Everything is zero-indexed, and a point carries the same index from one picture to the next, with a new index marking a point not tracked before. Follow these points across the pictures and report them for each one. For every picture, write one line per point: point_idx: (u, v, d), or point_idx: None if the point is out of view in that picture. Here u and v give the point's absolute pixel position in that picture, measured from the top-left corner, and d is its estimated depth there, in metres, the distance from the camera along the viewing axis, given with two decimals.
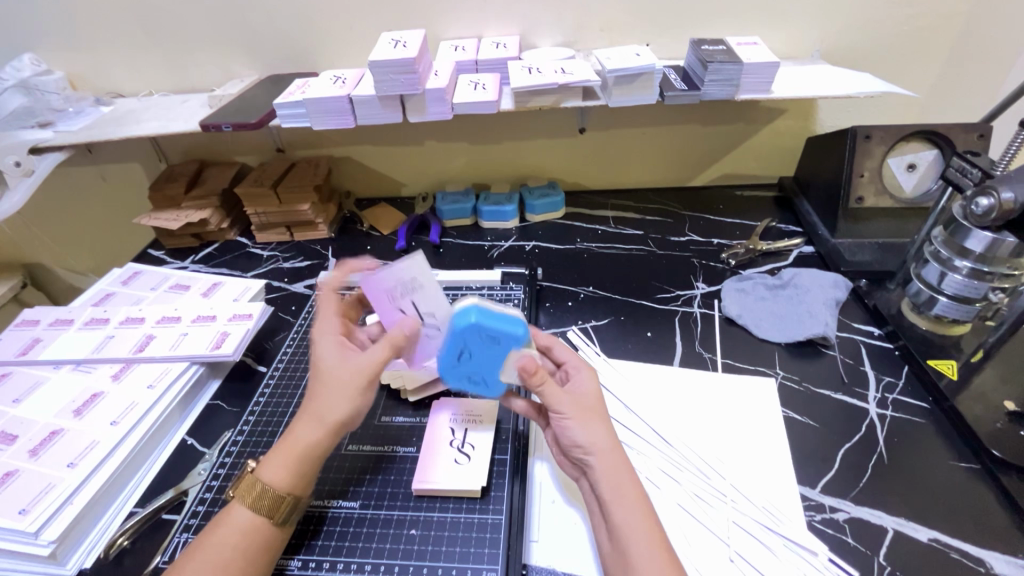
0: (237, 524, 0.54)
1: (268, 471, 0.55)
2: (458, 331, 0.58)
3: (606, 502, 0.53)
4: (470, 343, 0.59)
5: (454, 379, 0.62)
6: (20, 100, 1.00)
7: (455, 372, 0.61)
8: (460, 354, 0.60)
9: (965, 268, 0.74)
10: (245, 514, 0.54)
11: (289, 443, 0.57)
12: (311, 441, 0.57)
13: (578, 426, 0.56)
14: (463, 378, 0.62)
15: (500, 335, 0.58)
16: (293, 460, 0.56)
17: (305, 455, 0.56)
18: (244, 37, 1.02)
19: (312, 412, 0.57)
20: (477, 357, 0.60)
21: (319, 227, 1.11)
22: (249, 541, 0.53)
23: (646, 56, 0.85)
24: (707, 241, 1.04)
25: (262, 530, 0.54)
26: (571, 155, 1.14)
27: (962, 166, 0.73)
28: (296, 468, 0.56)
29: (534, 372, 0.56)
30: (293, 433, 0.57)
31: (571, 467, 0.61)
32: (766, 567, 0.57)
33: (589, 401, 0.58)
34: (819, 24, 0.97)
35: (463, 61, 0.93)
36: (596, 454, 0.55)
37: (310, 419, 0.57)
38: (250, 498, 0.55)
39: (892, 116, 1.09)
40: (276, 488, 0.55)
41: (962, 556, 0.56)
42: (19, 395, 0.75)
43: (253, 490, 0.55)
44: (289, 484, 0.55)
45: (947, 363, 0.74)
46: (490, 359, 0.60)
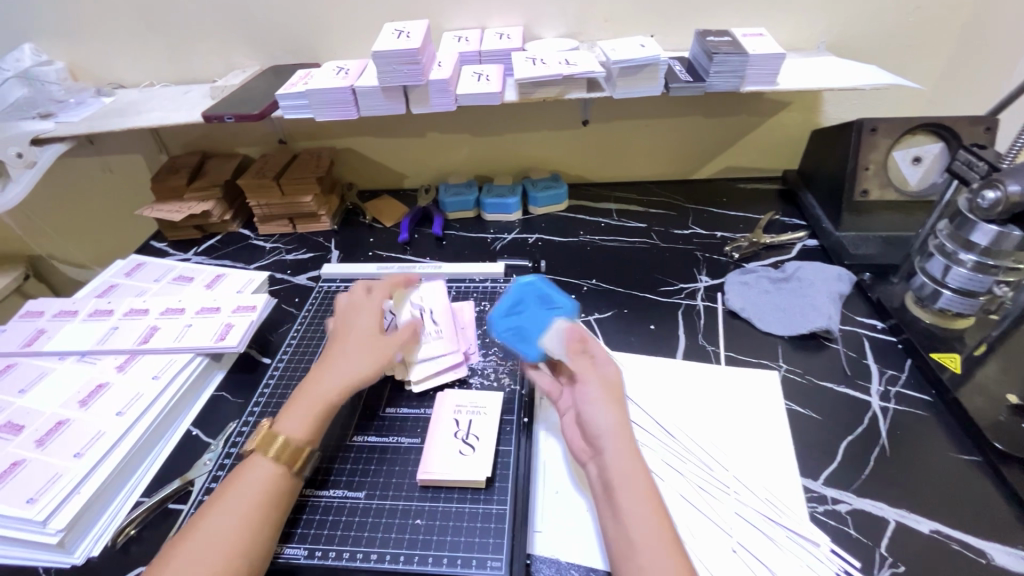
0: (253, 484, 0.55)
1: (289, 422, 0.59)
2: (522, 287, 0.69)
3: (613, 483, 0.53)
4: (528, 300, 0.68)
5: (498, 330, 0.68)
6: (21, 91, 0.99)
7: (503, 322, 0.67)
8: (513, 306, 0.68)
9: (970, 261, 0.74)
10: (263, 471, 0.56)
11: (311, 400, 0.62)
12: (332, 396, 0.62)
13: (598, 404, 0.58)
14: (507, 330, 0.67)
15: (556, 302, 0.68)
16: (314, 413, 0.61)
17: (325, 409, 0.62)
18: (246, 27, 1.01)
19: (333, 370, 0.64)
20: (529, 315, 0.67)
21: (322, 219, 1.10)
22: (264, 495, 0.55)
23: (651, 48, 0.84)
24: (710, 233, 1.04)
25: (281, 479, 0.56)
26: (575, 147, 1.14)
27: (968, 159, 0.73)
28: (315, 422, 0.60)
29: (576, 340, 0.63)
30: (315, 389, 0.63)
31: (581, 450, 0.61)
32: (768, 557, 0.57)
33: (616, 387, 0.60)
34: (825, 14, 0.96)
35: (466, 52, 0.92)
36: (609, 435, 0.56)
37: (330, 376, 0.64)
38: (272, 447, 0.57)
39: (897, 109, 1.08)
40: (298, 437, 0.59)
41: (963, 548, 0.57)
42: (24, 385, 0.75)
43: (275, 439, 0.58)
44: (308, 436, 0.59)
45: (950, 356, 0.74)
46: (538, 317, 0.66)
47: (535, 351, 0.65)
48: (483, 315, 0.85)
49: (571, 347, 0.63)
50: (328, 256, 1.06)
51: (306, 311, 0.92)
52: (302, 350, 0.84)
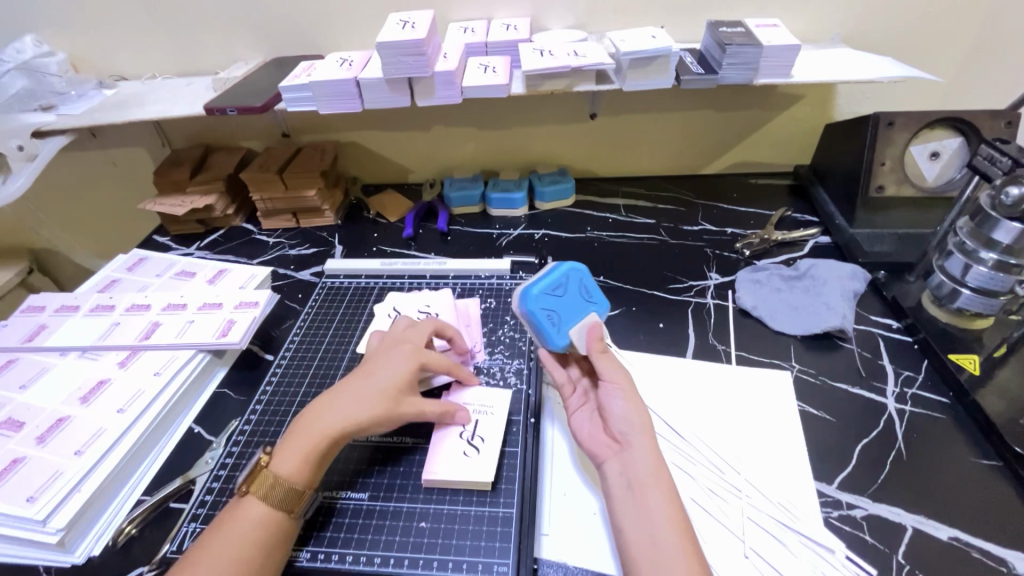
0: (251, 521, 0.54)
1: (281, 461, 0.57)
2: (566, 269, 0.65)
3: (639, 481, 0.53)
4: (568, 284, 0.64)
5: (533, 306, 0.61)
6: (22, 83, 0.97)
7: (541, 299, 0.62)
8: (556, 287, 0.63)
9: (991, 260, 0.72)
10: (260, 508, 0.54)
11: (307, 436, 0.59)
12: (328, 434, 0.59)
13: (624, 400, 0.58)
14: (544, 309, 0.62)
15: (593, 295, 0.66)
16: (306, 453, 0.57)
17: (320, 449, 0.58)
18: (248, 17, 0.99)
19: (330, 409, 0.61)
20: (566, 299, 0.64)
21: (325, 213, 1.09)
22: (259, 536, 0.53)
23: (662, 39, 0.82)
24: (721, 230, 1.02)
25: (276, 522, 0.54)
26: (582, 141, 1.12)
27: (990, 155, 0.71)
28: (307, 461, 0.57)
29: (599, 337, 0.62)
30: (310, 427, 0.59)
31: (599, 446, 0.59)
32: (781, 563, 0.56)
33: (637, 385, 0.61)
34: (841, 4, 0.93)
35: (472, 43, 0.90)
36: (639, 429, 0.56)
37: (326, 414, 0.60)
38: (263, 491, 0.55)
39: (913, 102, 1.06)
40: (286, 479, 0.55)
41: (984, 555, 0.55)
42: (25, 381, 0.75)
43: (267, 481, 0.55)
44: (300, 478, 0.56)
45: (968, 357, 0.72)
46: (574, 305, 0.64)
47: (562, 339, 0.62)
48: (489, 312, 0.84)
49: (596, 344, 0.62)
50: (332, 251, 1.04)
51: (309, 307, 0.90)
52: (306, 346, 0.82)
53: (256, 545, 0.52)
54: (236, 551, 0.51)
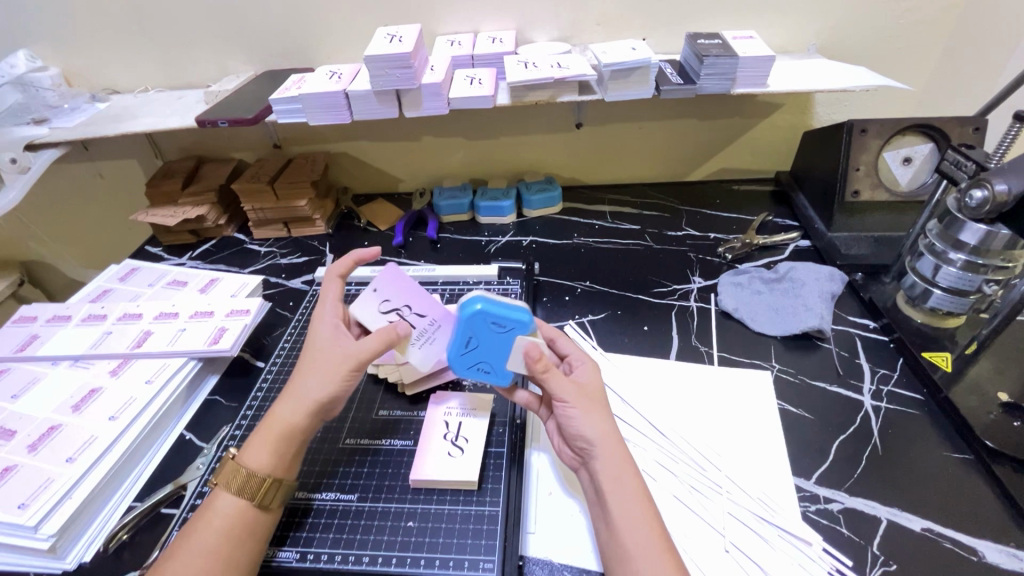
0: (222, 510, 0.55)
1: (249, 455, 0.57)
2: (466, 320, 0.59)
3: (604, 492, 0.53)
4: (476, 332, 0.60)
5: (462, 368, 0.63)
6: (16, 97, 1.00)
7: (463, 361, 0.62)
8: (468, 343, 0.61)
9: (960, 261, 0.74)
10: (230, 500, 0.55)
11: (273, 426, 0.59)
12: (293, 424, 0.59)
13: (580, 413, 0.57)
14: (472, 367, 0.63)
15: (507, 323, 0.59)
16: (273, 442, 0.58)
17: (287, 435, 0.59)
18: (239, 31, 1.01)
19: (295, 398, 0.60)
20: (485, 345, 0.61)
21: (317, 223, 1.11)
22: (232, 526, 0.54)
23: (642, 50, 0.85)
24: (704, 235, 1.04)
25: (247, 513, 0.55)
26: (568, 150, 1.14)
27: (956, 159, 0.74)
28: (276, 449, 0.58)
29: (539, 359, 0.57)
30: (274, 416, 0.59)
31: (570, 456, 0.61)
32: (760, 557, 0.57)
33: (592, 393, 0.59)
34: (815, 17, 0.97)
35: (459, 55, 0.93)
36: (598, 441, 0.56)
37: (291, 402, 0.60)
38: (234, 484, 0.56)
39: (889, 110, 1.09)
40: (258, 468, 0.56)
41: (955, 546, 0.57)
42: (17, 391, 0.75)
43: (238, 474, 0.56)
44: (271, 467, 0.57)
45: (941, 355, 0.74)
46: (497, 346, 0.61)
47: (508, 374, 0.63)
48: None
49: (535, 370, 0.57)
50: (323, 259, 1.06)
51: (300, 314, 0.92)
52: (296, 353, 0.84)
53: (229, 541, 0.53)
54: (209, 552, 0.52)
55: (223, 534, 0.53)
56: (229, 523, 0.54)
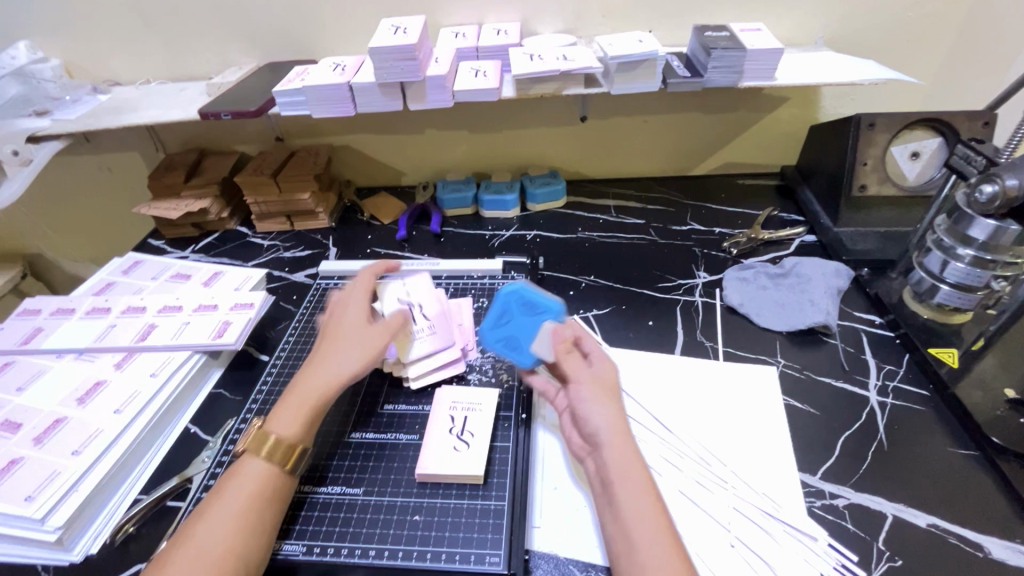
0: (248, 477, 0.55)
1: (280, 419, 0.58)
2: (506, 297, 0.72)
3: (611, 481, 0.53)
4: (514, 309, 0.71)
5: (490, 342, 0.70)
6: (17, 88, 0.99)
7: (494, 335, 0.70)
8: (503, 317, 0.70)
9: (967, 256, 0.74)
10: (257, 465, 0.55)
11: (303, 396, 0.60)
12: (324, 394, 0.60)
13: (591, 399, 0.59)
14: (498, 344, 0.69)
15: (539, 307, 0.70)
16: (304, 408, 0.59)
17: (318, 405, 0.60)
18: (241, 23, 1.00)
19: (326, 371, 0.62)
20: (517, 321, 0.70)
21: (319, 216, 1.10)
22: (258, 491, 0.54)
23: (649, 43, 0.84)
24: (709, 229, 1.04)
25: (274, 479, 0.55)
26: (573, 144, 1.14)
27: (966, 154, 0.73)
28: (307, 419, 0.59)
29: (563, 334, 0.66)
30: (306, 386, 0.61)
31: (578, 447, 0.61)
32: (764, 551, 0.57)
33: (609, 383, 0.61)
34: (823, 10, 0.96)
35: (463, 48, 0.92)
36: (609, 428, 0.56)
37: (323, 373, 0.61)
38: (262, 449, 0.56)
39: (896, 104, 1.08)
40: (290, 433, 0.57)
41: (960, 541, 0.57)
42: (22, 383, 0.75)
43: (267, 439, 0.56)
44: (301, 435, 0.58)
45: (948, 351, 0.74)
46: (527, 326, 0.69)
47: (530, 357, 0.68)
48: (481, 312, 0.85)
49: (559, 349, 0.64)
50: (326, 253, 1.06)
51: (304, 308, 0.91)
52: (300, 347, 0.83)
53: (255, 508, 0.53)
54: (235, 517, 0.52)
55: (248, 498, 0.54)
56: (257, 491, 0.54)
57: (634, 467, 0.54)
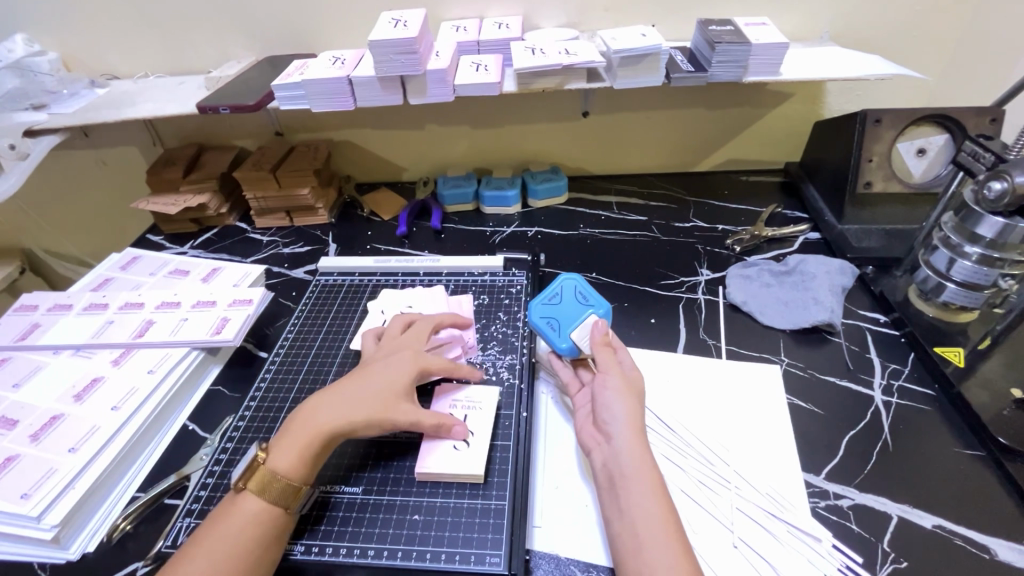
0: (248, 515, 0.54)
1: (282, 460, 0.57)
2: (562, 280, 0.73)
3: (623, 474, 0.54)
4: (564, 293, 0.72)
5: (535, 316, 0.71)
6: (13, 82, 0.97)
7: (541, 311, 0.71)
8: (553, 298, 0.71)
9: (975, 255, 0.73)
10: (257, 505, 0.55)
11: (305, 432, 0.59)
12: (327, 436, 0.59)
13: (614, 394, 0.60)
14: (542, 320, 0.70)
15: (590, 299, 0.71)
16: (305, 451, 0.58)
17: (320, 443, 0.59)
18: (240, 16, 0.99)
19: (336, 411, 0.61)
20: (565, 304, 0.71)
21: (319, 212, 1.09)
22: (258, 532, 0.53)
23: (652, 37, 0.83)
24: (712, 226, 1.03)
25: (272, 521, 0.55)
26: (575, 139, 1.13)
27: (974, 150, 0.72)
28: (308, 460, 0.58)
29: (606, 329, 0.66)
30: (313, 425, 0.60)
31: (588, 437, 0.61)
32: (768, 552, 0.57)
33: (634, 382, 0.61)
34: (830, 4, 0.94)
35: (465, 41, 0.91)
36: (629, 423, 0.57)
37: (333, 414, 0.60)
38: (263, 490, 0.55)
39: (902, 100, 1.07)
40: (291, 476, 0.56)
41: (967, 543, 0.56)
42: (19, 379, 0.75)
43: (268, 480, 0.55)
44: (301, 475, 0.57)
45: (953, 350, 0.73)
46: (574, 311, 0.70)
47: (568, 343, 0.68)
48: (482, 309, 0.84)
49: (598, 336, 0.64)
50: (326, 249, 1.05)
51: (303, 304, 0.91)
52: (299, 344, 0.83)
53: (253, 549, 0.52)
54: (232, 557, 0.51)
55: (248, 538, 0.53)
56: (258, 527, 0.54)
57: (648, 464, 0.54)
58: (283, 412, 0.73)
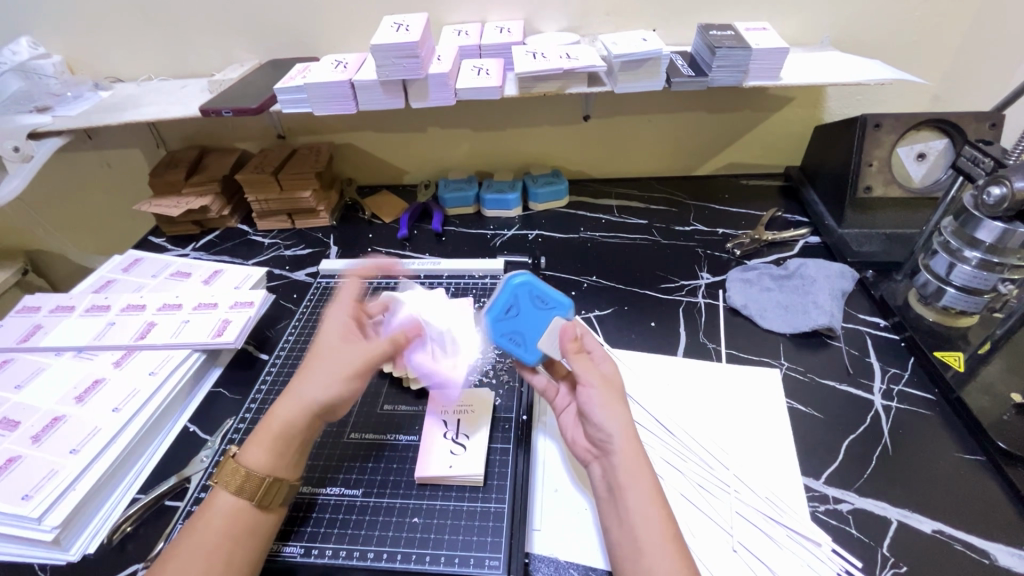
0: (222, 510, 0.54)
1: (248, 454, 0.56)
2: (512, 288, 0.63)
3: (621, 486, 0.53)
4: (520, 302, 0.63)
5: (495, 335, 0.64)
6: (19, 83, 0.98)
7: (499, 328, 0.63)
8: (508, 310, 0.63)
9: (975, 259, 0.73)
10: (229, 499, 0.54)
11: (270, 425, 0.58)
12: (291, 423, 0.58)
13: (600, 404, 0.56)
14: (504, 337, 0.63)
15: (548, 300, 0.63)
16: (272, 441, 0.57)
17: (285, 433, 0.57)
18: (243, 19, 1.00)
19: (293, 399, 0.59)
20: (524, 314, 0.63)
21: (321, 215, 1.10)
22: (234, 526, 0.53)
23: (653, 42, 0.83)
24: (712, 230, 1.03)
25: (246, 512, 0.54)
26: (575, 143, 1.13)
27: (973, 155, 0.72)
28: (276, 449, 0.57)
29: (573, 336, 0.60)
30: (274, 414, 0.58)
31: (584, 450, 0.60)
32: (768, 557, 0.57)
33: (615, 384, 0.58)
34: (830, 9, 0.95)
35: (466, 46, 0.91)
36: (619, 433, 0.55)
37: (291, 400, 0.59)
38: (232, 484, 0.55)
39: (902, 105, 1.07)
40: (255, 468, 0.55)
41: (967, 548, 0.56)
42: (20, 381, 0.75)
43: (236, 474, 0.55)
44: (269, 467, 0.56)
45: (953, 355, 0.74)
46: (535, 320, 0.63)
47: (537, 354, 0.63)
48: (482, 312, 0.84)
49: (567, 346, 0.59)
50: (327, 252, 1.05)
51: (304, 306, 0.91)
52: (300, 346, 0.83)
53: (229, 543, 0.52)
54: (209, 551, 0.51)
55: (224, 532, 0.53)
56: (233, 521, 0.53)
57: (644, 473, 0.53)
58: None
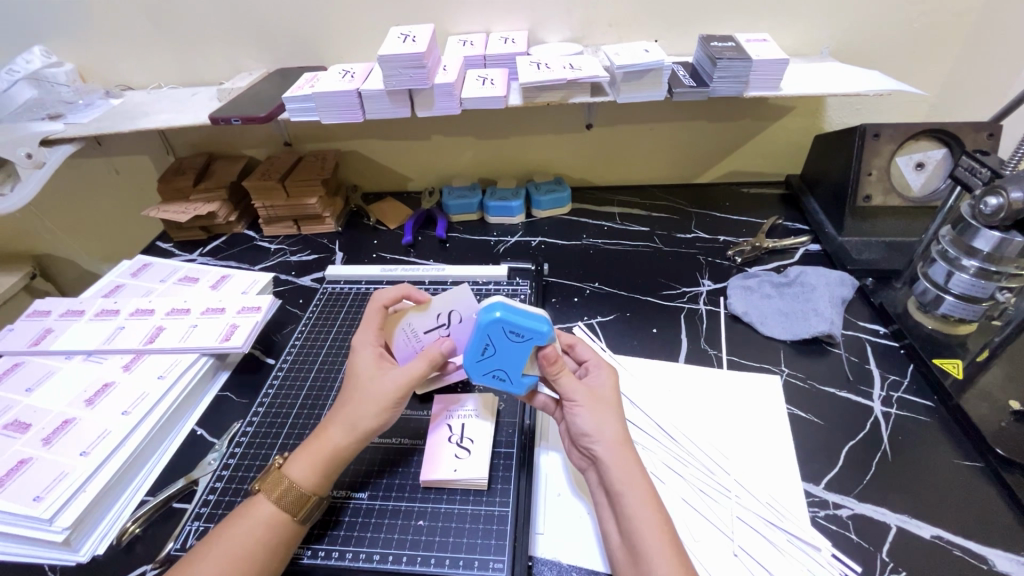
0: (260, 518, 0.55)
1: (296, 466, 0.58)
2: (484, 327, 0.59)
3: (614, 492, 0.54)
4: (495, 339, 0.59)
5: (479, 376, 0.62)
6: (31, 92, 1.00)
7: (480, 368, 0.62)
8: (485, 350, 0.60)
9: (972, 268, 0.74)
10: (269, 508, 0.55)
11: (319, 441, 0.59)
12: (339, 446, 0.59)
13: (586, 415, 0.58)
14: (487, 376, 0.62)
15: (524, 332, 0.58)
16: (321, 460, 0.58)
17: (335, 454, 0.59)
18: (251, 28, 1.01)
19: (343, 418, 0.60)
20: (502, 353, 0.60)
21: (327, 221, 1.11)
22: (270, 535, 0.54)
23: (655, 53, 0.84)
24: (714, 237, 1.04)
25: (284, 525, 0.55)
26: (578, 151, 1.14)
27: (971, 166, 0.74)
28: (324, 468, 0.58)
29: (554, 361, 0.60)
30: (324, 434, 0.60)
31: (579, 458, 0.62)
32: (769, 562, 0.57)
33: (603, 395, 0.60)
34: (829, 21, 0.96)
35: (472, 56, 0.93)
36: (607, 440, 0.56)
37: (342, 424, 0.60)
38: (276, 493, 0.56)
39: (901, 114, 1.08)
40: (303, 484, 0.57)
41: (965, 554, 0.57)
42: (31, 384, 0.76)
43: (281, 485, 0.56)
44: (314, 483, 0.57)
45: (952, 362, 0.74)
46: (512, 354, 0.60)
47: (523, 384, 0.62)
48: None
49: (550, 370, 0.60)
50: (332, 257, 1.07)
51: (311, 311, 0.92)
52: (306, 351, 0.84)
53: (264, 552, 0.53)
54: (242, 557, 0.52)
55: (258, 541, 0.54)
56: (271, 531, 0.54)
57: (635, 475, 0.54)
58: (291, 418, 0.74)
